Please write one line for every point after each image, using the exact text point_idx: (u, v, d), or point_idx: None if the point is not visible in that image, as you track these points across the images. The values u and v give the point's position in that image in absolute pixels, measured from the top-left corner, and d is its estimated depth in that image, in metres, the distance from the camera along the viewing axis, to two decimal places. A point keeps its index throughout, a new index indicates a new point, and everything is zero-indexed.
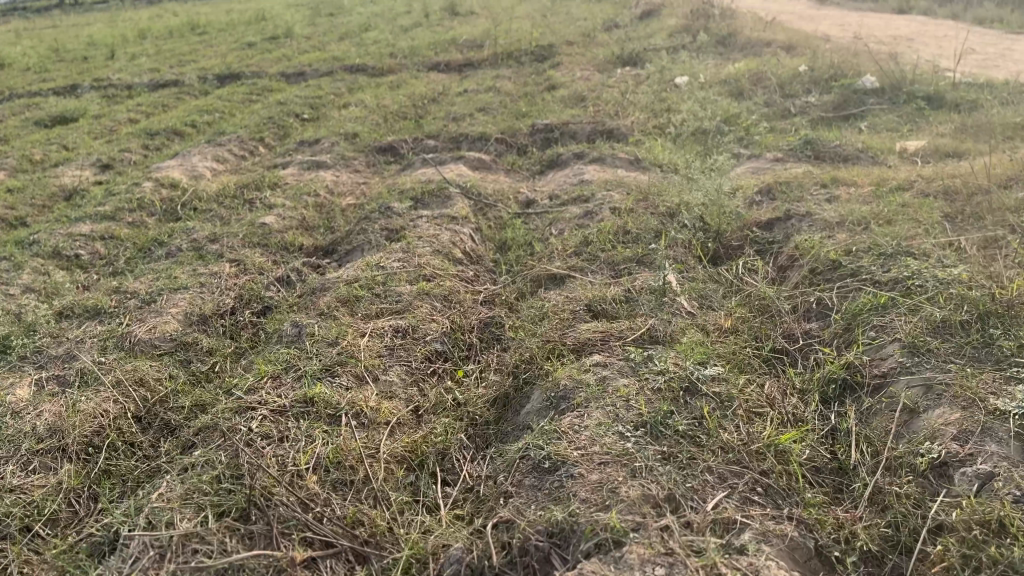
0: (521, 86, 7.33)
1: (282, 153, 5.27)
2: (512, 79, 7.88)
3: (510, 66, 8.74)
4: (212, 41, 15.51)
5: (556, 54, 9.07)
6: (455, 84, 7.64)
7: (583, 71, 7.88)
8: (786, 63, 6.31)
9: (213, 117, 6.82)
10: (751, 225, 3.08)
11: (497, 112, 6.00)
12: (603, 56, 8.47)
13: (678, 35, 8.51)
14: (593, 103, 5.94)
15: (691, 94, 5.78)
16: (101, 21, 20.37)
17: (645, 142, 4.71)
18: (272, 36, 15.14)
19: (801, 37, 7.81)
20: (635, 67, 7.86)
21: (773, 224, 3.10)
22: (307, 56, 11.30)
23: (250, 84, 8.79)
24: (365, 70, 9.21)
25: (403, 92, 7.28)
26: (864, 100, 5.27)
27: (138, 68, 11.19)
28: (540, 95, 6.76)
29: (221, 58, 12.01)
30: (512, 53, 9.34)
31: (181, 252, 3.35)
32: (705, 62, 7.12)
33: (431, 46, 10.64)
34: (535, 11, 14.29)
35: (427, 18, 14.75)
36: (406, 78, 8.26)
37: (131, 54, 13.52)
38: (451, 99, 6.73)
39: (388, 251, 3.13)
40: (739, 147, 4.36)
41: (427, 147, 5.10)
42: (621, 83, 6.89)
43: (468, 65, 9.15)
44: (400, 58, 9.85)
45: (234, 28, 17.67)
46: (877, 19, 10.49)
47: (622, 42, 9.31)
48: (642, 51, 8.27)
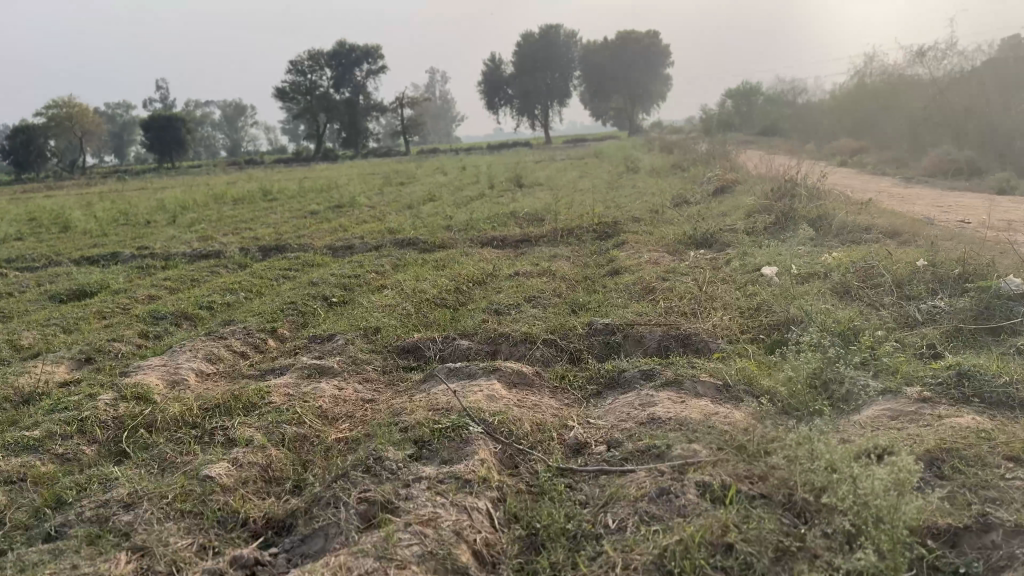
0: (581, 269, 6.46)
1: (287, 351, 4.39)
2: (572, 260, 7.05)
3: (570, 244, 7.96)
4: (276, 208, 15.48)
5: (622, 232, 8.29)
6: (507, 265, 6.84)
7: (652, 253, 7.01)
8: (898, 255, 5.30)
9: (234, 298, 6.09)
10: (925, 557, 1.94)
11: (550, 303, 5.06)
12: (674, 237, 7.64)
13: (758, 217, 7.66)
14: (665, 297, 4.97)
15: (785, 292, 4.75)
16: (181, 190, 21.04)
17: (736, 360, 3.63)
18: (333, 206, 14.99)
19: (904, 221, 6.86)
20: (712, 250, 6.96)
21: (960, 554, 1.98)
22: (363, 227, 10.90)
23: (290, 258, 8.18)
24: (416, 245, 8.57)
25: (447, 273, 6.48)
26: (1014, 307, 4.14)
27: (192, 237, 10.90)
28: (602, 282, 5.84)
29: (278, 228, 11.74)
30: (574, 228, 8.61)
31: (77, 528, 2.38)
32: (794, 249, 6.17)
33: (488, 219, 10.03)
34: (603, 185, 13.87)
35: (491, 190, 14.45)
36: (456, 255, 7.54)
37: (194, 220, 13.44)
38: (497, 285, 5.86)
39: (357, 549, 2.09)
40: (865, 374, 3.27)
41: (458, 349, 4.11)
42: (697, 270, 5.95)
43: (525, 241, 8.42)
44: (453, 231, 9.23)
45: (303, 196, 17.82)
46: (979, 200, 9.55)
47: (695, 220, 8.51)
48: (719, 233, 7.42)
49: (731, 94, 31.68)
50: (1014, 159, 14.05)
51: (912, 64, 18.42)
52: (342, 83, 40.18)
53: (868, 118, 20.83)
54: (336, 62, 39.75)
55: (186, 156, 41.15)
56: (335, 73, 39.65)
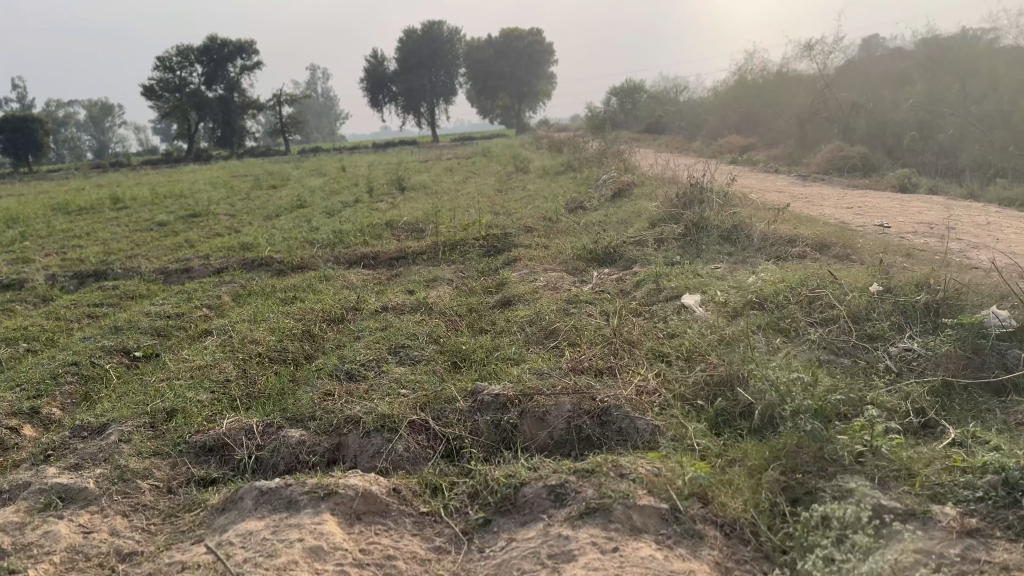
0: (464, 298, 5.30)
1: (35, 452, 3.02)
2: (454, 284, 5.88)
3: (452, 262, 6.78)
4: (121, 221, 13.53)
5: (513, 244, 7.22)
6: (375, 294, 5.63)
7: (548, 273, 5.97)
8: (841, 276, 4.43)
9: (5, 353, 4.61)
10: None
11: (422, 353, 3.87)
12: (571, 252, 6.60)
13: (665, 227, 6.72)
14: (568, 342, 3.87)
15: (717, 335, 3.75)
16: (17, 199, 18.59)
17: (677, 459, 2.57)
18: (188, 215, 13.22)
19: (828, 230, 6.09)
20: (617, 269, 5.99)
21: None
22: (215, 243, 9.39)
23: (108, 290, 6.63)
24: (270, 266, 7.23)
25: (297, 309, 5.18)
26: (1009, 348, 3.29)
27: (1, 259, 9.09)
28: (488, 318, 4.70)
29: (112, 246, 10.04)
30: (458, 240, 7.48)
31: None
32: (714, 269, 5.26)
33: (359, 231, 8.73)
34: (490, 187, 12.82)
35: (368, 195, 13.13)
36: (315, 280, 6.26)
37: (15, 236, 11.47)
38: (355, 326, 4.61)
39: None
40: (869, 486, 2.26)
41: (285, 447, 2.87)
42: (603, 300, 4.92)
43: (401, 258, 7.19)
44: (315, 249, 7.87)
45: (157, 204, 15.91)
46: (886, 203, 9.06)
47: (593, 230, 7.56)
48: (623, 248, 6.45)
49: (616, 91, 31.27)
50: (900, 155, 13.85)
51: (797, 60, 18.21)
52: (213, 79, 37.52)
53: (754, 115, 20.60)
54: (206, 57, 36.91)
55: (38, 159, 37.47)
56: (206, 69, 36.84)
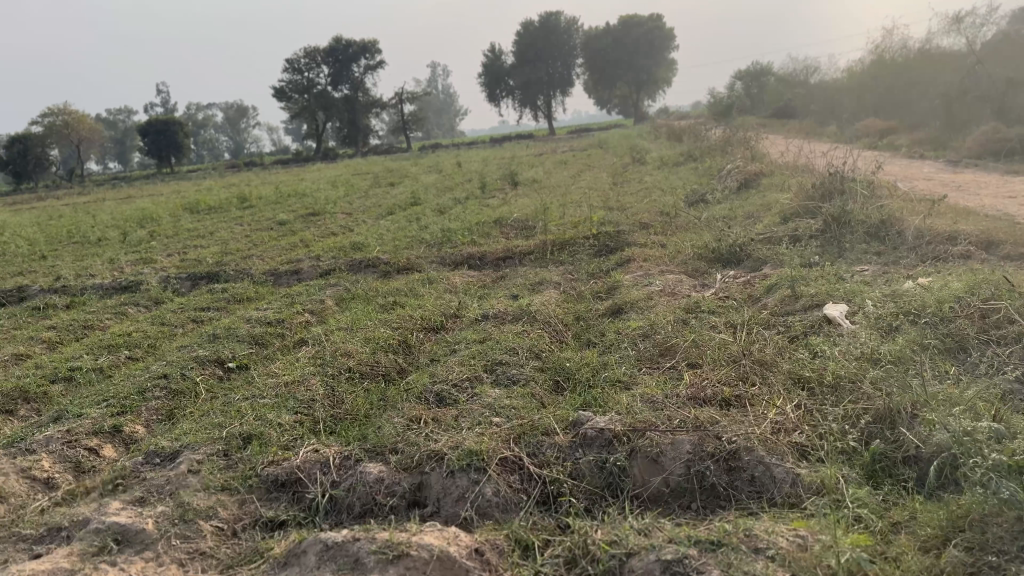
0: (572, 305, 4.89)
1: (106, 479, 2.84)
2: (562, 288, 5.47)
3: (562, 262, 6.38)
4: (245, 220, 13.88)
5: (628, 243, 6.74)
6: (478, 300, 5.31)
7: (666, 276, 5.47)
8: (1019, 282, 3.73)
9: (106, 361, 4.55)
10: None
11: (521, 370, 3.48)
12: (692, 251, 6.05)
13: (797, 223, 6.07)
14: (686, 362, 3.39)
15: (867, 359, 3.18)
16: (156, 199, 19.56)
17: (826, 527, 2.07)
18: (306, 214, 13.41)
19: (994, 224, 5.30)
20: (743, 271, 5.41)
21: None
22: (328, 242, 9.37)
23: (218, 293, 6.62)
24: (377, 267, 7.05)
25: (394, 316, 4.91)
26: None
27: (128, 259, 9.38)
28: (598, 329, 4.27)
29: (232, 245, 10.22)
30: (569, 238, 7.06)
31: None
32: (858, 273, 4.61)
33: (468, 229, 8.46)
34: (606, 180, 12.33)
35: (481, 191, 12.92)
36: (419, 283, 6.00)
37: (146, 237, 11.92)
38: (453, 337, 4.28)
39: None
40: None
41: (361, 486, 2.54)
42: (727, 309, 4.39)
43: (508, 258, 6.84)
44: (422, 249, 7.65)
45: (280, 202, 16.31)
46: None
47: (716, 226, 6.97)
48: (750, 247, 5.85)
49: (740, 76, 29.90)
50: None
51: (942, 35, 16.69)
52: (339, 79, 38.59)
53: (892, 96, 19.09)
54: (332, 59, 37.96)
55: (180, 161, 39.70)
56: (331, 69, 37.90)
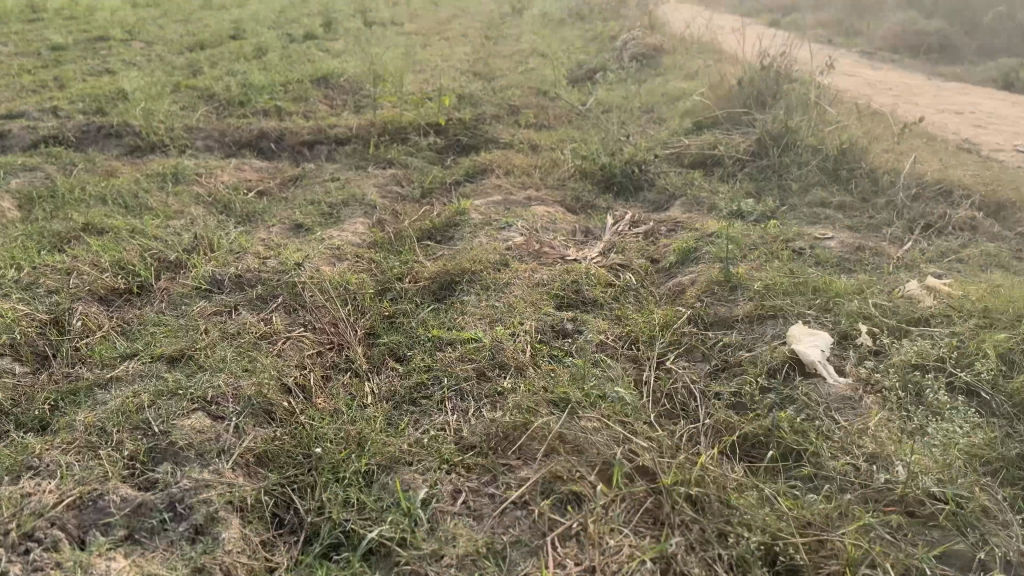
0: (377, 259, 3.04)
1: None
2: (377, 214, 3.61)
3: (391, 162, 4.44)
4: (9, 35, 10.54)
5: (489, 136, 4.87)
6: (239, 230, 3.35)
7: (533, 207, 3.71)
8: None
9: None
10: None
11: (204, 479, 1.67)
12: (571, 163, 4.26)
13: (717, 136, 4.39)
14: (545, 480, 1.69)
15: (903, 523, 1.64)
16: None
17: None
18: (91, 37, 10.31)
19: (985, 170, 3.89)
20: (643, 211, 3.74)
21: None
22: (89, 85, 6.79)
23: None
24: (123, 141, 4.79)
25: (69, 258, 2.85)
26: None
27: None
28: (404, 334, 2.46)
29: None
30: (408, 114, 5.07)
31: None
32: (819, 247, 3.04)
33: (277, 87, 6.19)
34: (478, 34, 10.13)
35: (325, 29, 10.34)
36: (164, 185, 3.91)
37: None
38: (137, 333, 2.35)
39: None
40: None
41: None
42: (622, 303, 2.70)
43: (317, 146, 4.80)
44: (203, 117, 5.39)
45: (70, 16, 12.76)
46: (1001, 106, 6.73)
47: (609, 123, 5.20)
48: (653, 169, 4.12)
49: None
50: None
51: None
52: None
53: None
54: None
55: None
56: None
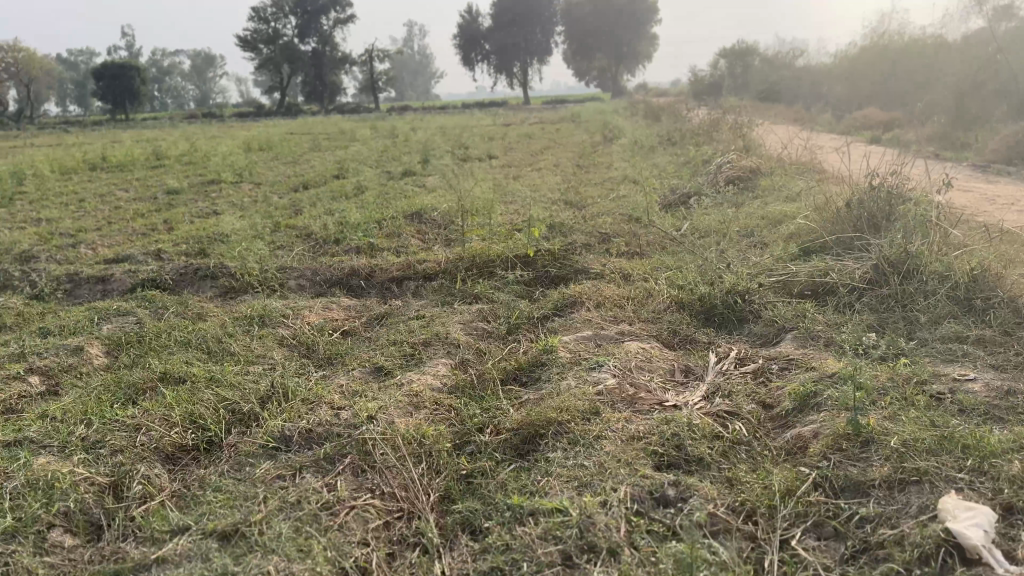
0: (458, 406, 2.81)
1: None
2: (461, 352, 3.42)
3: (478, 297, 4.30)
4: (133, 182, 11.31)
5: (579, 266, 4.69)
6: (317, 374, 3.22)
7: (627, 343, 3.44)
8: None
9: None
10: None
11: None
12: (666, 293, 4.00)
13: (826, 262, 4.06)
14: None
15: None
16: (59, 147, 16.62)
17: None
18: (206, 181, 10.97)
19: None
20: (749, 346, 3.41)
21: None
22: (196, 226, 7.09)
23: None
24: (218, 282, 4.86)
25: (142, 411, 2.76)
26: None
27: None
28: (482, 502, 2.18)
29: (77, 221, 7.80)
30: (496, 247, 4.97)
31: None
32: (963, 390, 2.63)
33: (370, 224, 6.26)
34: (570, 162, 10.23)
35: (422, 165, 10.69)
36: (250, 327, 3.88)
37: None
38: (193, 501, 2.16)
39: None
40: None
41: None
42: (732, 462, 2.34)
43: (404, 281, 4.72)
44: (296, 255, 5.45)
45: (191, 162, 13.72)
46: None
47: (706, 250, 4.95)
48: (757, 299, 3.81)
49: (725, 53, 27.62)
50: None
51: (960, 20, 14.66)
52: (307, 33, 35.28)
53: (893, 84, 17.14)
54: (299, 9, 34.56)
55: (130, 110, 36.43)
56: (300, 23, 34.66)
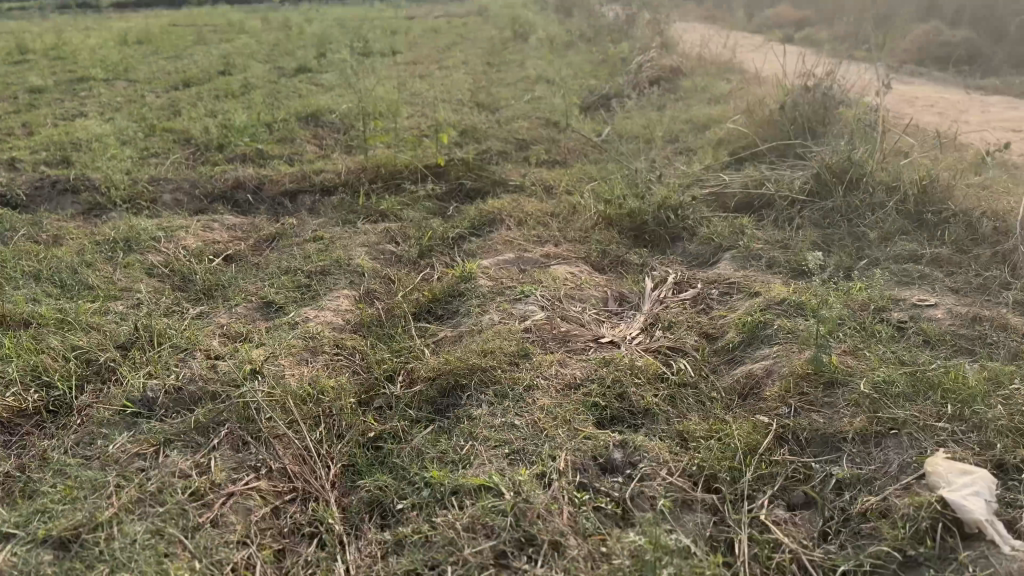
0: (363, 350, 2.40)
1: None
2: (366, 281, 2.98)
3: (384, 214, 3.83)
4: None
5: (496, 177, 4.25)
6: (194, 312, 2.73)
7: (554, 266, 3.08)
8: None
9: None
10: None
11: None
12: (594, 208, 3.63)
13: (763, 171, 3.76)
14: None
15: None
16: None
17: None
18: (75, 78, 9.79)
19: None
20: (687, 268, 3.10)
21: None
22: (59, 130, 6.22)
23: None
24: (80, 197, 4.20)
25: None
26: None
27: None
28: (394, 478, 1.82)
29: None
30: (403, 156, 4.46)
31: None
32: (925, 318, 2.40)
33: (260, 128, 5.60)
34: (481, 60, 9.58)
35: (320, 62, 9.82)
36: (116, 252, 3.30)
37: None
38: (26, 491, 1.70)
39: None
40: None
41: None
42: (683, 412, 2.04)
43: (300, 196, 4.19)
44: (175, 165, 4.79)
45: (57, 56, 12.27)
46: None
47: (631, 158, 4.59)
48: (693, 214, 3.49)
49: None
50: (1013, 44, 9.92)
51: None
52: None
53: None
54: None
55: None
56: None
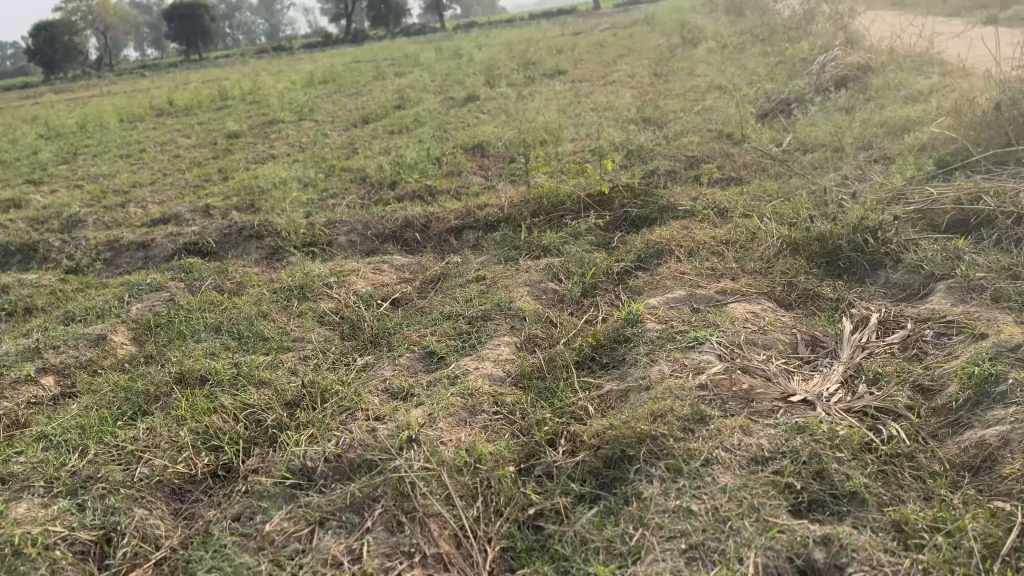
0: (524, 408, 2.25)
1: None
2: (528, 325, 2.84)
3: (548, 249, 3.69)
4: (195, 126, 10.99)
5: (665, 203, 3.99)
6: (358, 365, 2.70)
7: (731, 305, 2.79)
8: None
9: None
10: None
11: None
12: (775, 233, 3.29)
13: (978, 182, 3.25)
14: None
15: None
16: (131, 93, 16.48)
17: None
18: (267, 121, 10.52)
19: None
20: (890, 303, 2.70)
21: None
22: (250, 174, 6.64)
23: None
24: (262, 242, 4.39)
25: (149, 427, 2.30)
26: None
27: None
28: (556, 571, 1.64)
29: (133, 174, 7.48)
30: (566, 184, 4.31)
31: None
32: None
33: (428, 162, 5.67)
34: (648, 72, 9.29)
35: (488, 87, 9.95)
36: (290, 300, 3.38)
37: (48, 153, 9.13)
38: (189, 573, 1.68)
39: None
40: None
41: None
42: (896, 496, 1.71)
43: (464, 232, 4.15)
44: (348, 205, 4.92)
45: (254, 101, 13.31)
46: None
47: (816, 172, 4.17)
48: (893, 237, 3.06)
49: None
50: None
51: None
52: None
53: None
54: None
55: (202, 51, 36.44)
56: None
